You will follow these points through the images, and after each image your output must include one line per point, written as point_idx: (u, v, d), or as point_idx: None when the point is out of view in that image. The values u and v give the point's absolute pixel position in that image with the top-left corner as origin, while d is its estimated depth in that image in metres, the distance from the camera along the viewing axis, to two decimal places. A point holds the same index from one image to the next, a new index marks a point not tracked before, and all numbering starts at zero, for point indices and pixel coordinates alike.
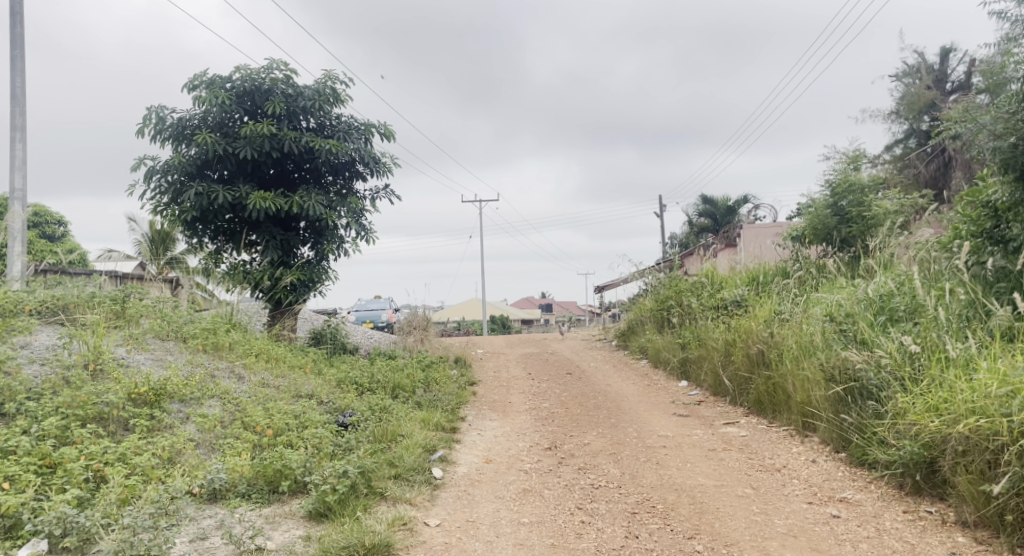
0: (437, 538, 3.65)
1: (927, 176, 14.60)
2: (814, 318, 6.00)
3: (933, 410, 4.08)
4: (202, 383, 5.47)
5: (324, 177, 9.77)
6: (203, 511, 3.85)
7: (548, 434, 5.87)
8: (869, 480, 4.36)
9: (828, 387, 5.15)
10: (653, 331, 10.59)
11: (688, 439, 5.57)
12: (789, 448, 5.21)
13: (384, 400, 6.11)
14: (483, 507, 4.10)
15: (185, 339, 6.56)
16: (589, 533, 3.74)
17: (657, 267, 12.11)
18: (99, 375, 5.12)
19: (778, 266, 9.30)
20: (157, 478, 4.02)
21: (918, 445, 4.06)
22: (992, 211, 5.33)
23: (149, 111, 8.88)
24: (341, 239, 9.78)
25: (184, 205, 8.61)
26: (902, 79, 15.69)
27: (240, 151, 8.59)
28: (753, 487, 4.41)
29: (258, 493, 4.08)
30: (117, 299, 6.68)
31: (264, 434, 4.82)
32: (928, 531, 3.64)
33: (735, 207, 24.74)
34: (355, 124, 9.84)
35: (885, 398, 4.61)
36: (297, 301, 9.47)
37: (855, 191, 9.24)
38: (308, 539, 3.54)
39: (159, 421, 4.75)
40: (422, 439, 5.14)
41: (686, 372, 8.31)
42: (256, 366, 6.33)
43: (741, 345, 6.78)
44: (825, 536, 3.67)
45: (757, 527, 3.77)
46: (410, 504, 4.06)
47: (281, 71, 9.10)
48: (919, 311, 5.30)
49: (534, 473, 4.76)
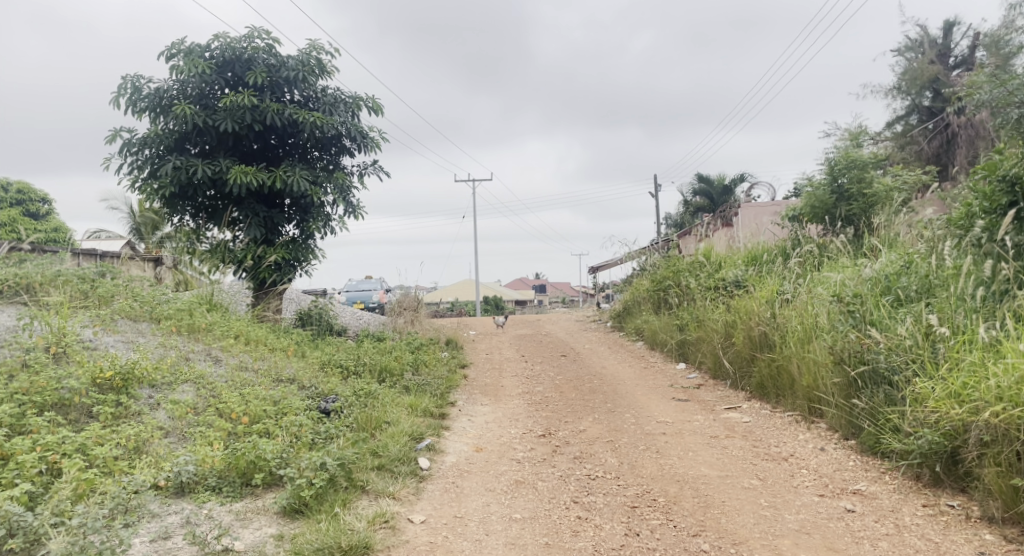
0: (421, 537, 3.36)
1: (929, 152, 14.34)
2: (820, 298, 5.74)
3: (954, 395, 3.83)
4: (174, 368, 5.16)
5: (308, 152, 9.38)
6: (168, 507, 3.54)
7: (542, 420, 5.58)
8: (884, 470, 4.11)
9: (838, 371, 4.88)
10: (650, 312, 10.34)
11: (689, 426, 5.29)
12: (795, 435, 4.95)
13: (370, 385, 5.81)
14: (471, 501, 3.82)
15: (159, 320, 6.23)
16: (587, 530, 3.46)
17: (653, 247, 11.76)
18: (61, 359, 4.79)
19: (777, 244, 9.01)
20: (119, 471, 3.70)
21: (938, 433, 3.80)
22: (1008, 183, 4.83)
23: (123, 80, 8.45)
24: (328, 217, 9.41)
25: (162, 180, 8.20)
26: (905, 53, 15.27)
27: (220, 123, 8.16)
28: (760, 477, 4.15)
29: (229, 487, 3.77)
30: (85, 279, 6.40)
31: (239, 421, 4.52)
32: (952, 528, 3.38)
33: (731, 187, 24.43)
34: (342, 97, 9.42)
35: (900, 382, 4.36)
36: (282, 280, 9.09)
37: (855, 167, 8.88)
38: (281, 538, 3.25)
39: (126, 408, 4.43)
40: (409, 427, 4.85)
41: (684, 354, 8.07)
42: (235, 348, 6.02)
43: (743, 327, 6.49)
44: (841, 533, 3.40)
45: (767, 524, 3.50)
46: (393, 499, 3.76)
47: (263, 40, 8.70)
48: (935, 291, 5.05)
49: (527, 463, 4.48)
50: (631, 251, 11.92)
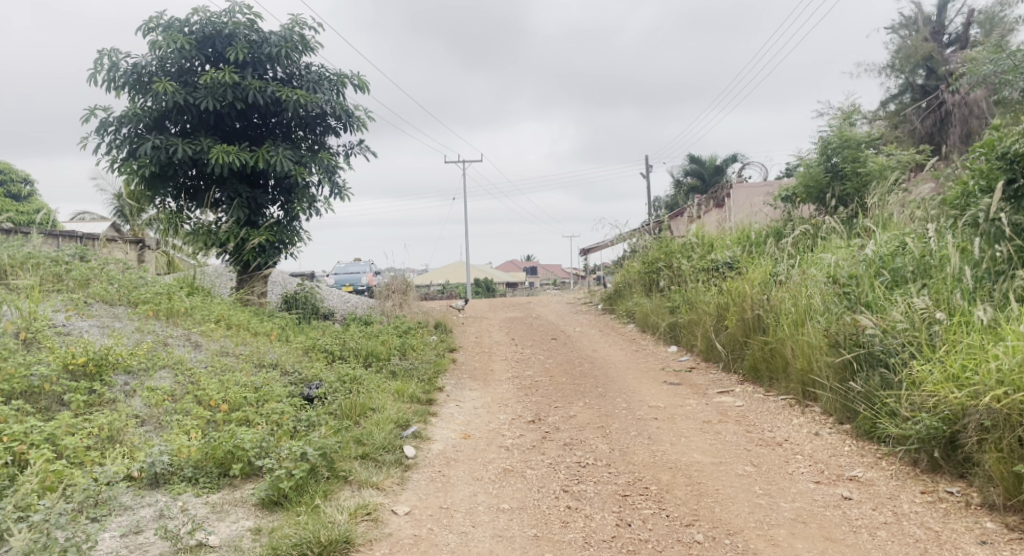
0: (405, 529, 3.24)
1: (922, 132, 14.18)
2: (815, 280, 5.63)
3: (953, 378, 3.74)
4: (152, 353, 4.98)
5: (293, 132, 9.13)
6: (141, 499, 3.39)
7: (532, 405, 5.47)
8: (880, 456, 4.02)
9: (833, 354, 4.79)
10: (641, 295, 10.23)
11: (681, 411, 5.19)
12: (789, 419, 4.85)
13: (356, 370, 5.67)
14: (458, 491, 3.70)
15: (137, 304, 6.03)
16: (577, 521, 3.35)
17: (644, 229, 11.63)
18: (31, 345, 4.60)
19: (769, 226, 8.89)
20: (90, 462, 3.53)
21: (937, 418, 3.70)
22: (1008, 160, 4.67)
23: (99, 56, 8.14)
24: (313, 198, 9.18)
25: (141, 160, 7.94)
26: (899, 31, 15.04)
27: (200, 101, 7.90)
28: (754, 464, 4.05)
29: (205, 477, 3.61)
30: (59, 261, 6.19)
31: (218, 409, 4.36)
32: (952, 516, 3.30)
33: (723, 167, 24.30)
34: (326, 74, 9.16)
35: (897, 366, 4.26)
36: (267, 263, 8.90)
37: (849, 146, 8.74)
38: (258, 532, 3.12)
39: (100, 395, 4.25)
40: (395, 413, 4.72)
41: (675, 336, 7.98)
42: (216, 333, 5.84)
43: (736, 309, 6.37)
44: (839, 522, 3.30)
45: (762, 513, 3.40)
46: (377, 489, 3.64)
47: (244, 15, 8.40)
48: (931, 271, 4.92)
49: (516, 450, 4.36)
50: (622, 233, 11.80)
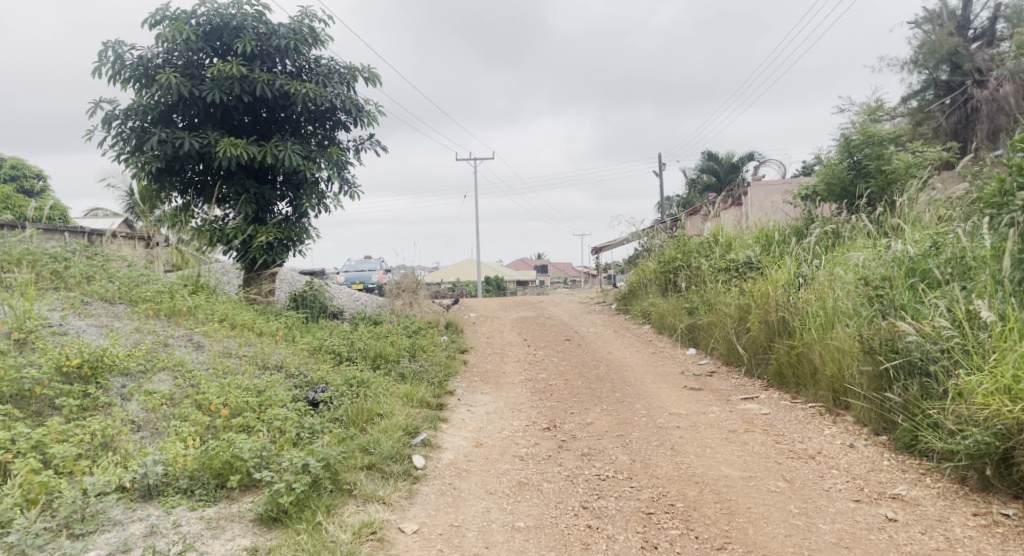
0: (413, 551, 3.00)
1: (947, 129, 13.84)
2: (845, 282, 5.32)
3: (1006, 390, 3.46)
4: (151, 354, 4.77)
5: (302, 126, 8.92)
6: (132, 513, 3.16)
7: (546, 412, 5.21)
8: (923, 472, 3.74)
9: (867, 360, 4.49)
10: (658, 295, 9.91)
11: (704, 419, 4.91)
12: (820, 429, 4.56)
13: (363, 372, 5.44)
14: (470, 507, 3.45)
15: (137, 302, 5.83)
16: (598, 543, 3.10)
17: (659, 227, 11.31)
18: (24, 347, 4.40)
19: (790, 224, 8.56)
20: (80, 471, 3.32)
21: (988, 433, 3.42)
22: None
23: (105, 48, 7.95)
24: (322, 194, 8.95)
25: (147, 154, 7.75)
26: (922, 25, 14.61)
27: (207, 94, 7.69)
28: (787, 479, 3.78)
29: (202, 490, 3.39)
30: (57, 257, 6.01)
31: (218, 415, 4.15)
32: (1011, 542, 3.02)
33: (738, 164, 23.85)
34: (336, 68, 8.93)
35: (940, 374, 3.97)
36: (274, 261, 8.69)
37: (874, 142, 8.35)
38: (255, 552, 2.89)
39: (94, 400, 4.03)
40: (403, 420, 4.47)
41: (694, 339, 7.68)
42: (218, 333, 5.62)
43: (760, 311, 6.07)
44: (883, 547, 3.04)
45: (801, 536, 3.14)
46: (383, 504, 3.40)
47: (252, 7, 8.19)
48: (970, 272, 4.61)
49: (531, 461, 4.11)
50: (635, 231, 11.50)
